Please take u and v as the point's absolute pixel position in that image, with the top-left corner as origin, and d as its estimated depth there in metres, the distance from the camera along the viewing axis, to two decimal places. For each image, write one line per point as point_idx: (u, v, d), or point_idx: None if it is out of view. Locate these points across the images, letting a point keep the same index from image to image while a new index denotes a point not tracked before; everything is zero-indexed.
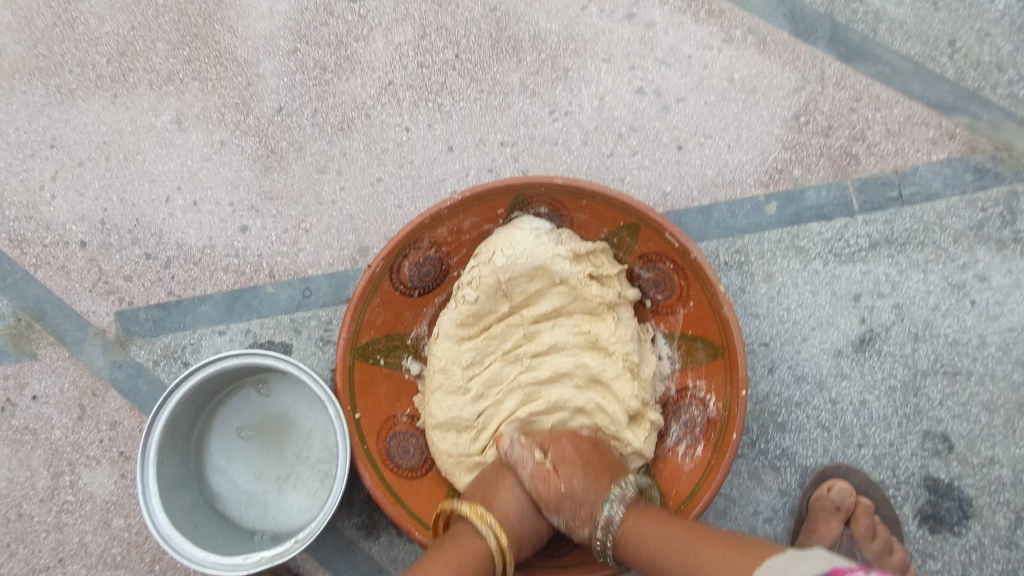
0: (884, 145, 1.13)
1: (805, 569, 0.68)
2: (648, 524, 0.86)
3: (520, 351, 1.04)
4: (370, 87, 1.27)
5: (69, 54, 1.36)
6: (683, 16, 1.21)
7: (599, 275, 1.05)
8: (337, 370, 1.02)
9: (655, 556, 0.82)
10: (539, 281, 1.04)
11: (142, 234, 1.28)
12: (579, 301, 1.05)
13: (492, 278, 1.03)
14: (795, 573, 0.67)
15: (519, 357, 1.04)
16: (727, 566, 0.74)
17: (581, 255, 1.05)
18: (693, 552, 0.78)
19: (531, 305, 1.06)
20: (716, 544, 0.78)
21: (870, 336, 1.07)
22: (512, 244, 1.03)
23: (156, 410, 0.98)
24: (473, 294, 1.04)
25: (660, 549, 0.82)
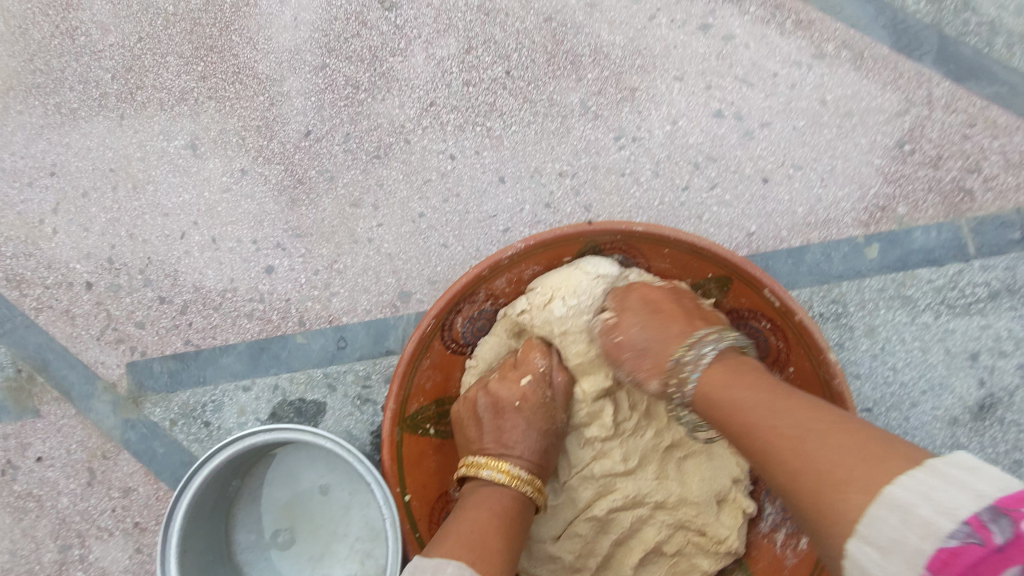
0: (1004, 179, 0.99)
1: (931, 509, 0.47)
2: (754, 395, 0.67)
3: (587, 433, 0.90)
4: (408, 109, 1.13)
5: (69, 69, 1.21)
6: (766, 26, 1.07)
7: None
8: (384, 446, 0.86)
9: (745, 413, 0.66)
10: None
11: (154, 275, 1.14)
12: None
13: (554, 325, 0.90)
14: (920, 509, 0.47)
15: (589, 440, 0.90)
16: (832, 489, 0.54)
17: None
18: (798, 420, 0.62)
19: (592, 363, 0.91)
20: (819, 430, 0.58)
21: (990, 402, 0.94)
22: (574, 285, 0.88)
23: (178, 493, 0.86)
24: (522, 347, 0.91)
25: (770, 436, 0.62)
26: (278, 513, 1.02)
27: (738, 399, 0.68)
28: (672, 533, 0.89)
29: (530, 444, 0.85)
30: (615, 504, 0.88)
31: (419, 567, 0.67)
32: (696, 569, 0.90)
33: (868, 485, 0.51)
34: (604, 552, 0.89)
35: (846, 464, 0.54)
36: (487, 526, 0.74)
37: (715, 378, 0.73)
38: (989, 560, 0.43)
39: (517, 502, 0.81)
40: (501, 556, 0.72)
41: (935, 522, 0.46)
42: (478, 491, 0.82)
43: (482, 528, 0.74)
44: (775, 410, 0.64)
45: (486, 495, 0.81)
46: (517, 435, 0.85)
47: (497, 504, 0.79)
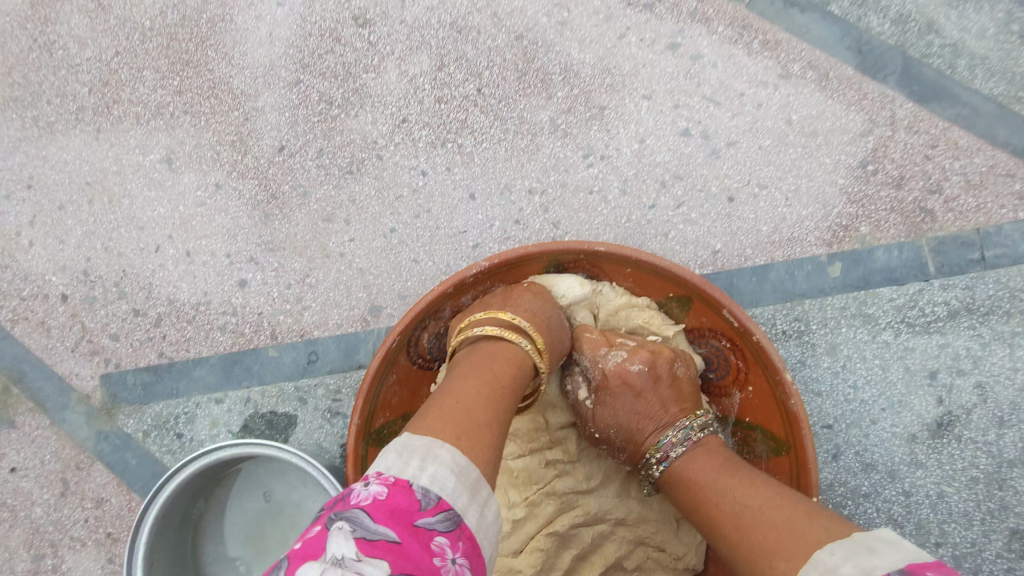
0: (964, 200, 1.00)
1: (854, 567, 0.54)
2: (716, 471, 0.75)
3: (552, 455, 0.92)
4: (381, 125, 1.14)
5: (46, 82, 1.23)
6: (734, 46, 1.08)
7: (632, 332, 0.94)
8: (348, 461, 0.87)
9: (711, 492, 0.73)
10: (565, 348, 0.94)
11: (129, 288, 1.16)
12: None
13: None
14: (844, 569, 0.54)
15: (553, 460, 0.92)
16: (770, 558, 0.62)
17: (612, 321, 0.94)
18: (751, 496, 0.69)
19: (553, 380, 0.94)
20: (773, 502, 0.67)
21: (948, 420, 0.95)
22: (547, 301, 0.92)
23: (145, 507, 0.87)
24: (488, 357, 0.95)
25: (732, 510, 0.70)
26: (248, 525, 1.03)
27: (705, 477, 0.75)
28: (632, 549, 0.90)
29: (542, 315, 0.85)
30: (576, 519, 0.89)
31: (408, 444, 0.58)
32: None
33: (796, 556, 0.60)
34: (566, 568, 0.89)
35: (789, 541, 0.62)
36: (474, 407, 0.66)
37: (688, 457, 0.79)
38: None
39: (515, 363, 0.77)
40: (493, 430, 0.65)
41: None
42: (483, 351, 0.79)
43: (472, 405, 0.67)
44: (735, 485, 0.72)
45: (488, 356, 0.78)
46: (528, 301, 0.86)
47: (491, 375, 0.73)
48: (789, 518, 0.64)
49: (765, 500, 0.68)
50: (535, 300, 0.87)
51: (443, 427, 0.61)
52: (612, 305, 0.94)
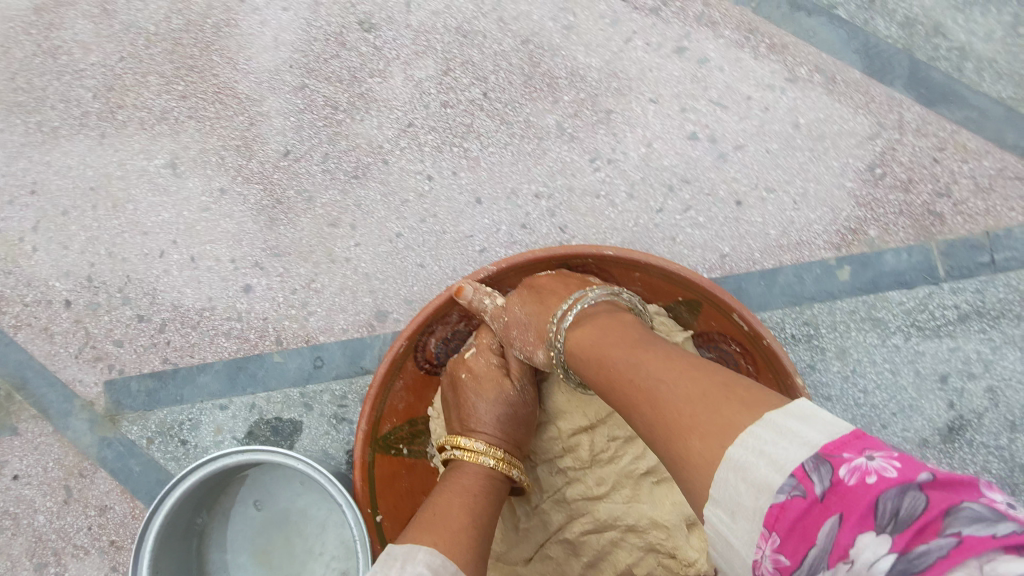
0: (973, 203, 1.00)
1: (769, 463, 0.47)
2: (626, 352, 0.69)
3: (563, 463, 0.90)
4: (387, 129, 1.14)
5: (50, 87, 1.22)
6: (740, 50, 1.08)
7: None
8: (355, 468, 0.86)
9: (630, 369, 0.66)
10: None
11: (133, 293, 1.15)
12: None
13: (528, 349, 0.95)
14: (760, 464, 0.48)
15: (562, 467, 0.91)
16: (683, 434, 0.55)
17: None
18: (666, 373, 0.62)
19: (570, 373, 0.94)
20: (681, 380, 0.60)
21: (960, 424, 0.95)
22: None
23: (148, 517, 0.85)
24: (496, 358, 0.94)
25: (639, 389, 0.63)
26: (253, 533, 1.02)
27: (618, 359, 0.69)
28: (643, 555, 0.89)
29: (496, 416, 0.86)
30: (585, 526, 0.89)
31: (391, 553, 0.66)
32: None
33: (707, 434, 0.53)
34: (576, 573, 0.89)
35: (707, 413, 0.55)
36: (450, 518, 0.73)
37: (598, 341, 0.74)
38: (813, 512, 0.44)
39: (488, 480, 0.82)
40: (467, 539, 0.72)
41: (771, 477, 0.47)
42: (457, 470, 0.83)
43: (449, 513, 0.74)
44: (643, 366, 0.65)
45: (458, 477, 0.81)
46: (478, 412, 0.86)
47: (470, 493, 0.79)
48: (705, 395, 0.56)
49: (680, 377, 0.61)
50: (483, 400, 0.87)
51: (424, 536, 0.69)
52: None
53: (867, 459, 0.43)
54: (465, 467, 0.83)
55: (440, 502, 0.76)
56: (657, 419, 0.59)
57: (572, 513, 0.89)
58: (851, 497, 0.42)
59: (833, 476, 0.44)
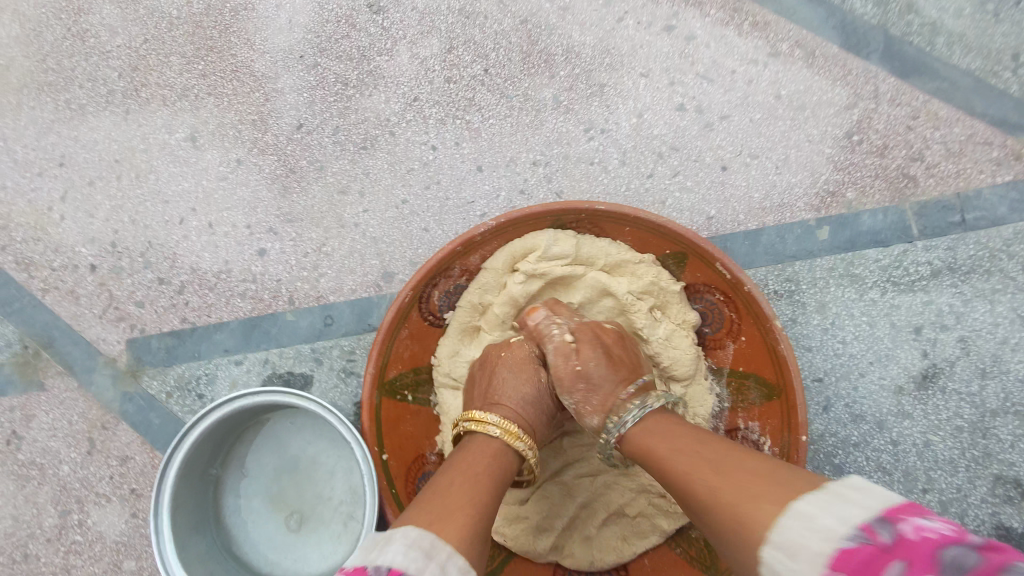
0: (945, 167, 1.06)
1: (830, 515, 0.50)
2: (687, 441, 0.72)
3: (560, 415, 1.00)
4: (394, 103, 1.21)
5: (78, 67, 1.30)
6: (726, 27, 1.15)
7: (633, 281, 0.98)
8: (364, 408, 0.93)
9: (663, 447, 0.73)
10: (578, 295, 1.00)
11: (154, 258, 1.22)
12: (624, 320, 0.99)
13: (520, 294, 0.99)
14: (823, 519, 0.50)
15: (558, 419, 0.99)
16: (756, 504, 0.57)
17: (619, 268, 0.99)
18: (702, 454, 0.68)
19: None
20: (744, 462, 0.63)
21: (933, 372, 1.00)
22: (536, 255, 0.98)
23: (171, 451, 0.92)
24: (500, 312, 1.01)
25: (683, 465, 0.68)
26: (266, 479, 1.08)
27: (663, 444, 0.74)
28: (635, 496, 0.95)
29: (524, 397, 0.88)
30: (581, 470, 0.98)
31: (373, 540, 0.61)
32: (657, 529, 0.94)
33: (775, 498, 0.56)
34: (568, 513, 0.94)
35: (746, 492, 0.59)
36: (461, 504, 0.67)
37: (647, 430, 0.78)
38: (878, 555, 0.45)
39: (497, 459, 0.79)
40: (473, 512, 0.67)
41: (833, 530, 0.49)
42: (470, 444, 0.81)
43: (451, 493, 0.69)
44: (692, 446, 0.70)
45: (472, 450, 0.80)
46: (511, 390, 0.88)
47: (474, 473, 0.74)
48: (750, 475, 0.61)
49: (700, 451, 0.68)
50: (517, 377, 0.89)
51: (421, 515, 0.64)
52: (610, 259, 0.98)
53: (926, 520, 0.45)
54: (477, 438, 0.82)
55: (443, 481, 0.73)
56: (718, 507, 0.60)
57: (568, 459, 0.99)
58: (915, 545, 0.44)
59: (895, 527, 0.46)
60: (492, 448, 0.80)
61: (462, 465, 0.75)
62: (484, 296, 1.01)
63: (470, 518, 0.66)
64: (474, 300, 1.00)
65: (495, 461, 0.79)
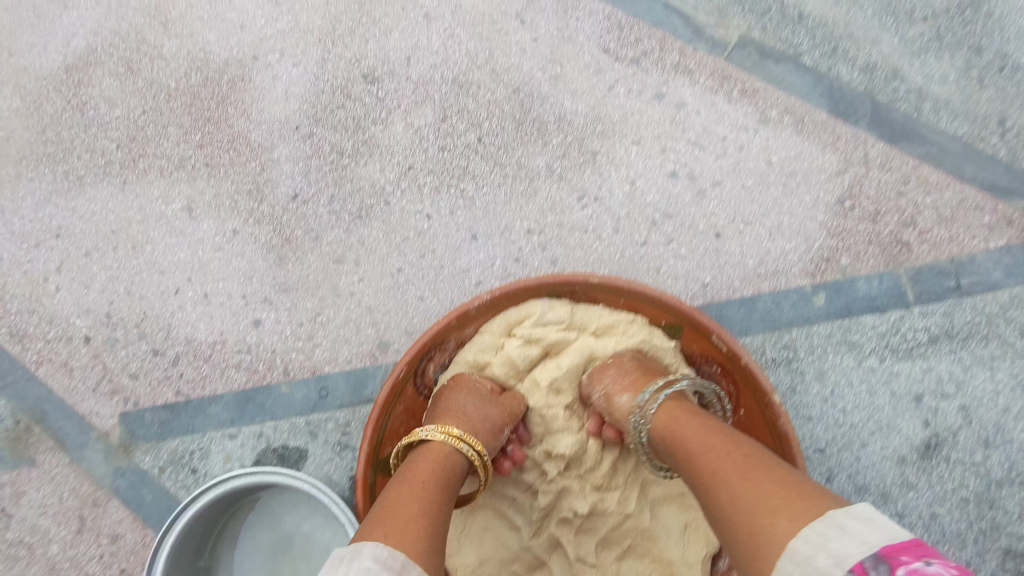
0: (937, 232, 1.06)
1: (827, 555, 0.52)
2: (705, 434, 0.74)
3: (562, 512, 0.95)
4: (389, 172, 1.22)
5: (77, 139, 1.32)
6: (715, 95, 1.17)
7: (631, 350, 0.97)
8: (358, 488, 0.90)
9: (694, 452, 0.73)
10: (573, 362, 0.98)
11: (149, 329, 1.22)
12: None
13: (518, 361, 0.98)
14: (817, 552, 0.53)
15: (558, 508, 0.96)
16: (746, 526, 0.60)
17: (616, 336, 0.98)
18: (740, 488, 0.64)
19: (569, 392, 0.99)
20: (761, 480, 0.63)
21: (936, 442, 1.00)
22: (532, 325, 0.97)
23: (161, 536, 0.91)
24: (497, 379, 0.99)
25: (708, 458, 0.70)
26: (259, 558, 1.05)
27: (693, 442, 0.74)
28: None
29: (474, 411, 0.90)
30: (593, 540, 0.95)
31: (339, 556, 0.60)
32: None
33: (793, 517, 0.57)
34: None
35: (763, 500, 0.61)
36: (413, 505, 0.69)
37: (677, 428, 0.79)
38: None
39: (444, 465, 0.81)
40: (423, 521, 0.67)
41: (827, 569, 0.51)
42: (424, 458, 0.81)
43: (399, 503, 0.69)
44: (731, 458, 0.69)
45: (423, 462, 0.80)
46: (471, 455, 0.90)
47: (425, 479, 0.76)
48: (760, 487, 0.63)
49: (721, 451, 0.70)
50: (495, 409, 0.92)
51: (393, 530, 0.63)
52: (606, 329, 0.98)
53: (923, 567, 0.48)
54: (434, 446, 0.84)
55: (396, 495, 0.71)
56: (735, 514, 0.63)
57: (586, 551, 0.95)
58: None
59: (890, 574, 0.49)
60: (434, 455, 0.82)
61: (417, 471, 0.77)
62: (480, 362, 0.99)
63: (423, 527, 0.66)
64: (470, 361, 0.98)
65: (439, 464, 0.81)
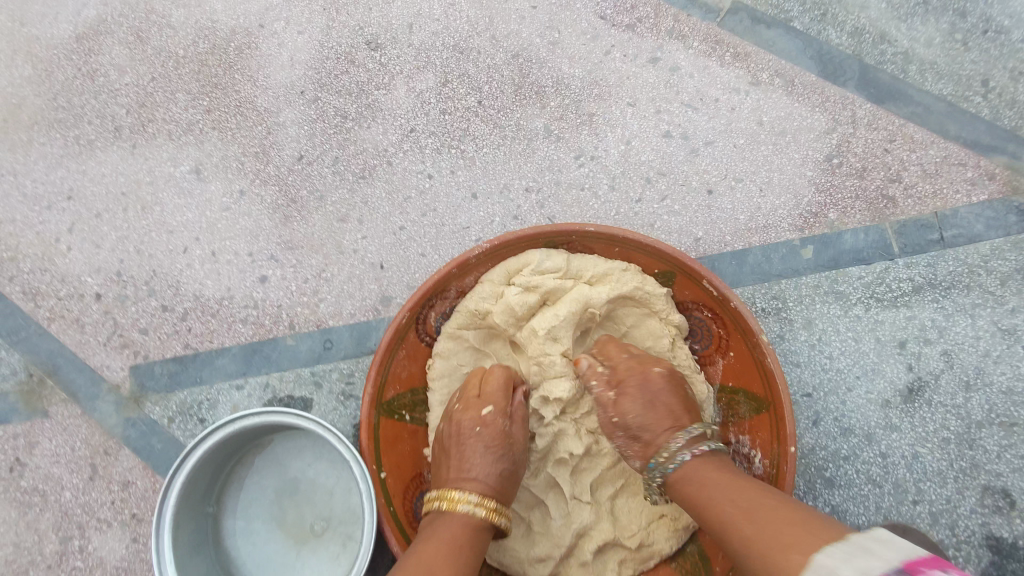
0: (922, 187, 1.10)
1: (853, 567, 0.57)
2: (732, 493, 0.76)
3: (559, 452, 0.97)
4: (391, 135, 1.26)
5: (88, 105, 1.36)
6: (707, 59, 1.20)
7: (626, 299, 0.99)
8: (362, 428, 0.95)
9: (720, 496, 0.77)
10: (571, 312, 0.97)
11: (158, 286, 1.25)
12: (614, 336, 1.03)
13: (516, 306, 0.98)
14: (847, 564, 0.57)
15: (554, 450, 0.98)
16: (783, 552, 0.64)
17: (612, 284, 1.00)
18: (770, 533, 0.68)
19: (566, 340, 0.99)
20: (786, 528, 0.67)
21: (918, 385, 1.03)
22: (531, 273, 1.00)
23: (173, 472, 0.94)
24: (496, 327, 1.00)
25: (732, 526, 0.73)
26: (266, 500, 1.09)
27: (722, 499, 0.76)
28: (638, 519, 0.98)
29: (487, 471, 0.88)
30: (589, 479, 0.98)
31: None
32: (656, 548, 0.97)
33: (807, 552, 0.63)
34: (567, 543, 0.95)
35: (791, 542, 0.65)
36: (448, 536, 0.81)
37: (703, 483, 0.80)
38: None
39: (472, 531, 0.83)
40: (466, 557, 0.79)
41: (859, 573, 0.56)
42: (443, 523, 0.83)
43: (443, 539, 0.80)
44: (754, 519, 0.71)
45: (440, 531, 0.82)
46: (479, 463, 0.88)
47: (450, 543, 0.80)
48: (791, 532, 0.66)
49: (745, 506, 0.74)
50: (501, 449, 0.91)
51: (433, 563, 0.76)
52: (602, 276, 1.00)
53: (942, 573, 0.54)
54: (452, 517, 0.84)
55: (428, 548, 0.78)
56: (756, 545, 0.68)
57: (582, 489, 0.98)
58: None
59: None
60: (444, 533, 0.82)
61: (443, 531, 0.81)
62: (479, 309, 1.00)
63: (466, 562, 0.78)
64: (471, 308, 0.99)
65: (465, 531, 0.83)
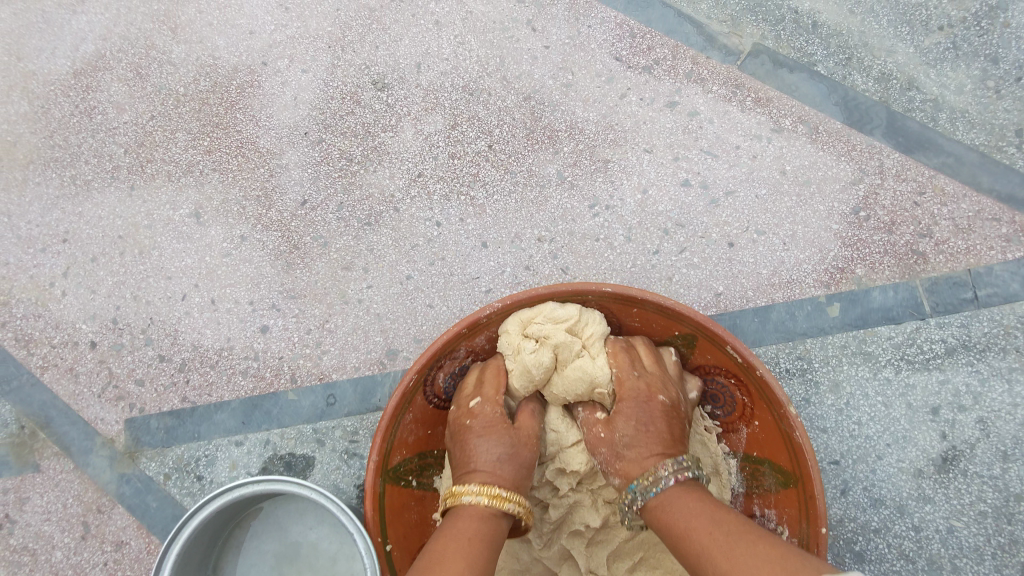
0: (954, 243, 1.05)
1: None
2: (702, 511, 0.76)
3: (575, 524, 0.93)
4: (398, 179, 1.21)
5: (85, 143, 1.32)
6: (728, 103, 1.16)
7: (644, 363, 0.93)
8: (367, 497, 0.87)
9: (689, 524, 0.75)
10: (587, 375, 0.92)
11: (155, 335, 1.21)
12: None
13: (533, 368, 0.92)
14: None
15: (570, 521, 0.93)
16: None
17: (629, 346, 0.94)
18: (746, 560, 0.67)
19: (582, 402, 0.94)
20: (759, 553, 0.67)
21: (953, 454, 0.98)
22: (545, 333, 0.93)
23: (167, 545, 0.88)
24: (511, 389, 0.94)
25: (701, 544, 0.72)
26: (265, 567, 1.04)
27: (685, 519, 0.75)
28: None
29: (497, 457, 0.85)
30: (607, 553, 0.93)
31: None
32: None
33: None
34: None
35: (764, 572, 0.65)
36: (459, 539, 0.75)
37: (672, 503, 0.79)
38: None
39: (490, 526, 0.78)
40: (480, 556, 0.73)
41: None
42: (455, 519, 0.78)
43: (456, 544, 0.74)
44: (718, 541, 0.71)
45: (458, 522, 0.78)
46: (483, 453, 0.85)
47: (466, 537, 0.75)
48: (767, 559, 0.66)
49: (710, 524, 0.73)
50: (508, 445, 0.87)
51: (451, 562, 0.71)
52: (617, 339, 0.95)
53: None
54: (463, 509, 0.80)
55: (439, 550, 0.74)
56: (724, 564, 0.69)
57: (598, 564, 0.93)
58: None
59: None
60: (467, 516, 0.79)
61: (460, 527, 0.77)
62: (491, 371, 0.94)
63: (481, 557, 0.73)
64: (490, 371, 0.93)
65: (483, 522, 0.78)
